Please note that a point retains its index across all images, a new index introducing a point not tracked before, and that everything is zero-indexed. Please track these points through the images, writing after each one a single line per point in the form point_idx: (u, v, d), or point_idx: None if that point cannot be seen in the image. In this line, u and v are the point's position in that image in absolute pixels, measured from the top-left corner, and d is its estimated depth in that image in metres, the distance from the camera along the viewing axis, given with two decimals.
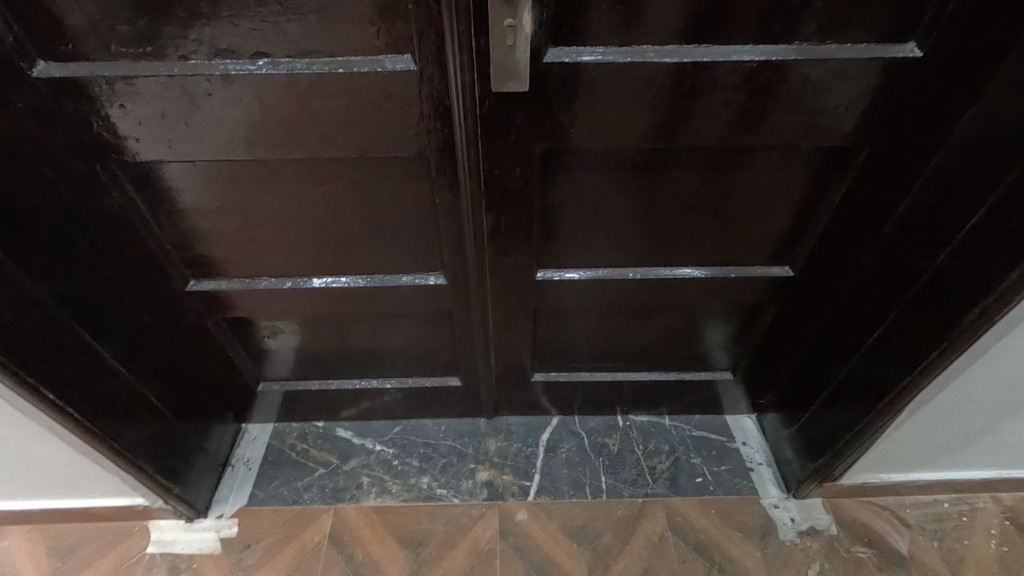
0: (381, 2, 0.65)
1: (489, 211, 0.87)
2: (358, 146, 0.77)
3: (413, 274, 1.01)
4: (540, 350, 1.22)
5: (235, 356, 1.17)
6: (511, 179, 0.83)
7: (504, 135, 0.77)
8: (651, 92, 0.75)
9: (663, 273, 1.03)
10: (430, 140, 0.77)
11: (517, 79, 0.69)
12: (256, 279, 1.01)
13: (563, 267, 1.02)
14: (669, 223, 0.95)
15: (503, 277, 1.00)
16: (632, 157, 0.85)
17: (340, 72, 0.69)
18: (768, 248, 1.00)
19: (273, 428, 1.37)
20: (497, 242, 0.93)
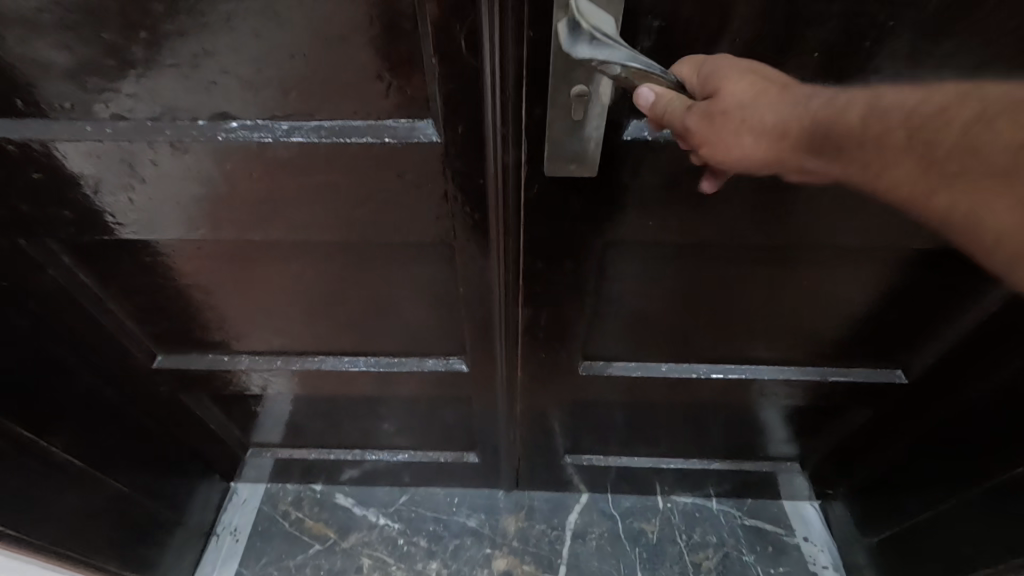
0: (392, 51, 0.45)
1: (527, 305, 0.69)
2: (359, 230, 0.58)
3: (428, 359, 0.82)
4: (575, 436, 1.02)
5: (218, 425, 1.01)
6: (559, 272, 0.64)
7: (555, 221, 0.58)
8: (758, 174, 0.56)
9: (737, 372, 0.85)
10: (455, 226, 0.58)
11: (581, 164, 0.50)
12: (237, 357, 0.83)
13: (614, 359, 0.83)
14: (754, 319, 0.77)
15: (538, 368, 0.81)
16: (719, 248, 0.66)
17: (334, 142, 0.50)
18: (872, 350, 0.82)
19: (265, 489, 1.21)
20: (535, 335, 0.74)
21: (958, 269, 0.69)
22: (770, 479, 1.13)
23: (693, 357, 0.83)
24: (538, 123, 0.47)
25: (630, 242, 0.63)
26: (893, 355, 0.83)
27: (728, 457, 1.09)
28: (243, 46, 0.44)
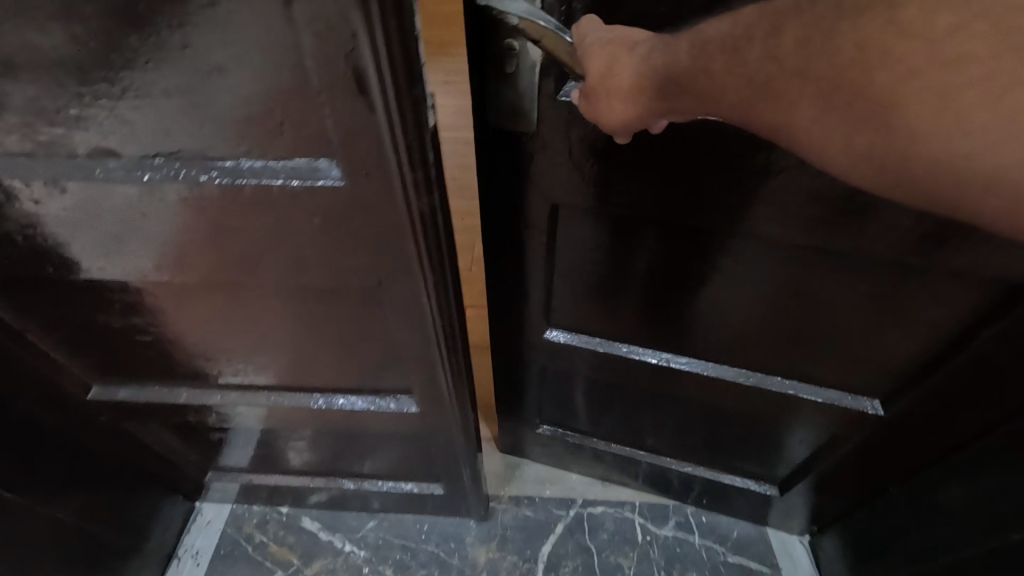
0: (278, 87, 0.39)
1: (494, 252, 0.84)
2: (275, 271, 0.54)
3: (375, 398, 0.77)
4: (547, 403, 1.09)
5: (172, 451, 0.98)
6: (516, 221, 0.79)
7: (507, 175, 0.74)
8: (674, 158, 0.65)
9: (696, 369, 0.89)
10: (377, 270, 0.53)
11: (519, 119, 0.66)
12: (173, 391, 0.79)
13: (575, 330, 0.92)
14: (704, 310, 0.81)
15: (507, 322, 0.94)
16: (656, 229, 0.74)
17: (232, 185, 0.45)
18: (846, 372, 0.81)
19: (230, 510, 1.18)
20: (502, 285, 0.88)
21: (925, 292, 0.67)
22: (747, 500, 1.10)
23: (652, 341, 0.89)
24: (485, 78, 0.64)
25: (574, 207, 0.75)
26: (873, 386, 0.81)
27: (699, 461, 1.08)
28: (116, 82, 0.40)
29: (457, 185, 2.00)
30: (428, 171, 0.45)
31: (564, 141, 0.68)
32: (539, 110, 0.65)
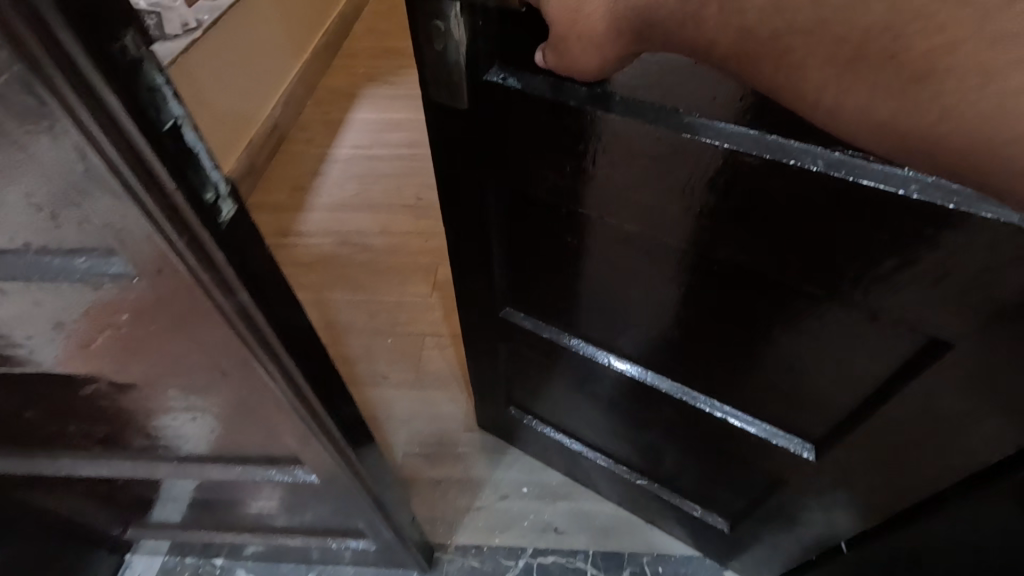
0: (37, 186, 0.37)
1: (450, 228, 0.88)
2: (115, 350, 0.52)
3: (277, 469, 0.71)
4: (524, 389, 1.14)
5: (81, 510, 0.92)
6: (464, 201, 0.82)
7: (447, 158, 0.77)
8: (590, 158, 0.66)
9: (635, 368, 0.91)
10: (210, 350, 0.51)
11: (455, 97, 0.66)
12: (46, 465, 0.71)
13: (530, 312, 0.96)
14: (636, 308, 0.83)
15: (471, 295, 0.99)
16: (585, 224, 0.76)
17: (32, 283, 0.44)
18: (781, 408, 0.79)
19: (161, 562, 1.11)
20: (460, 259, 0.92)
21: (842, 332, 0.65)
22: (697, 527, 1.11)
23: (597, 339, 0.92)
24: (423, 52, 0.62)
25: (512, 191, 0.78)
26: (808, 427, 0.78)
27: (655, 476, 1.10)
28: None
29: (424, 207, 1.95)
30: (224, 273, 0.44)
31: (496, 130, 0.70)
32: (471, 95, 0.66)
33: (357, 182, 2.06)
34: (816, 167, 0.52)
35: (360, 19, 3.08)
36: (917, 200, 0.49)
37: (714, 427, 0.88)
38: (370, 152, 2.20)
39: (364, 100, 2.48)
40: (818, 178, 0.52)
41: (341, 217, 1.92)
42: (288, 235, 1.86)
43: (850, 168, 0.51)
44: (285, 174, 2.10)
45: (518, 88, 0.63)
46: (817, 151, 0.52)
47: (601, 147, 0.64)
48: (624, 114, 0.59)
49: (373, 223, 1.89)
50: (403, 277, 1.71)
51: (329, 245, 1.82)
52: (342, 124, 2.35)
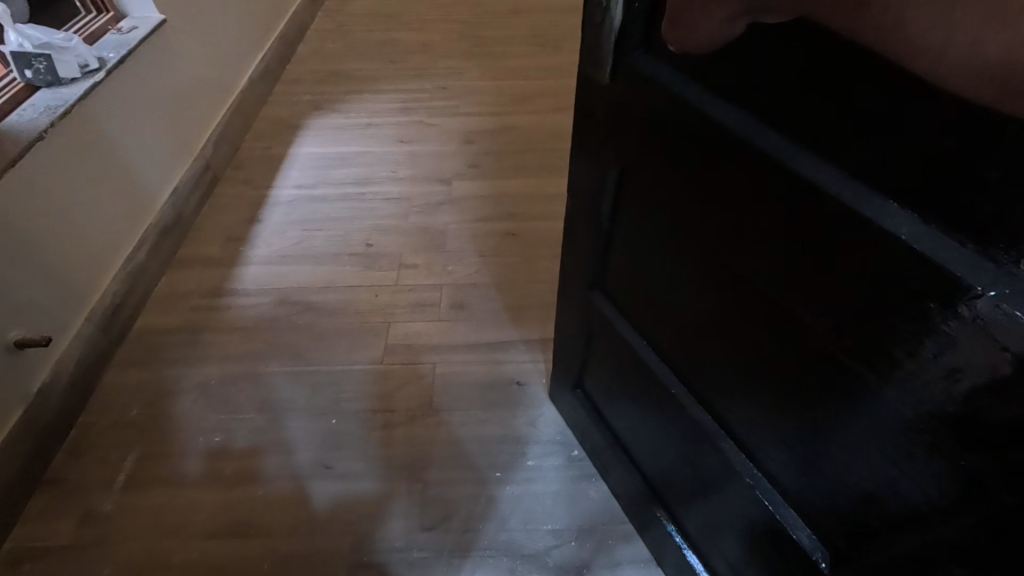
0: None
1: (574, 193, 0.96)
2: None
3: None
4: (596, 374, 1.16)
5: None
6: (588, 170, 0.90)
7: (585, 130, 0.86)
8: (689, 156, 0.66)
9: (686, 395, 0.88)
10: None
11: (598, 68, 0.75)
12: None
13: (615, 305, 0.99)
14: (695, 331, 0.80)
15: (576, 266, 1.06)
16: (675, 230, 0.76)
17: None
18: (808, 494, 0.70)
19: None
20: (575, 226, 1.01)
21: (880, 431, 0.56)
22: None
23: (656, 347, 0.92)
24: (587, 25, 0.73)
25: (628, 177, 0.81)
26: (829, 533, 0.69)
27: (682, 525, 1.04)
28: None
29: (375, 255, 1.78)
30: None
31: (626, 112, 0.75)
32: (613, 72, 0.74)
33: (300, 229, 1.87)
34: (896, 231, 0.46)
35: (303, 40, 2.87)
36: (997, 302, 0.41)
37: (739, 485, 0.82)
38: (314, 192, 2.01)
39: (307, 132, 2.29)
40: (888, 237, 0.47)
41: (282, 270, 1.73)
42: (221, 296, 1.66)
43: (930, 242, 0.44)
44: (219, 221, 1.90)
45: (652, 76, 0.67)
46: (901, 214, 0.46)
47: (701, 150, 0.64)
48: (728, 122, 0.58)
49: (317, 276, 1.71)
50: (351, 340, 1.54)
51: (268, 305, 1.63)
52: (284, 160, 2.16)
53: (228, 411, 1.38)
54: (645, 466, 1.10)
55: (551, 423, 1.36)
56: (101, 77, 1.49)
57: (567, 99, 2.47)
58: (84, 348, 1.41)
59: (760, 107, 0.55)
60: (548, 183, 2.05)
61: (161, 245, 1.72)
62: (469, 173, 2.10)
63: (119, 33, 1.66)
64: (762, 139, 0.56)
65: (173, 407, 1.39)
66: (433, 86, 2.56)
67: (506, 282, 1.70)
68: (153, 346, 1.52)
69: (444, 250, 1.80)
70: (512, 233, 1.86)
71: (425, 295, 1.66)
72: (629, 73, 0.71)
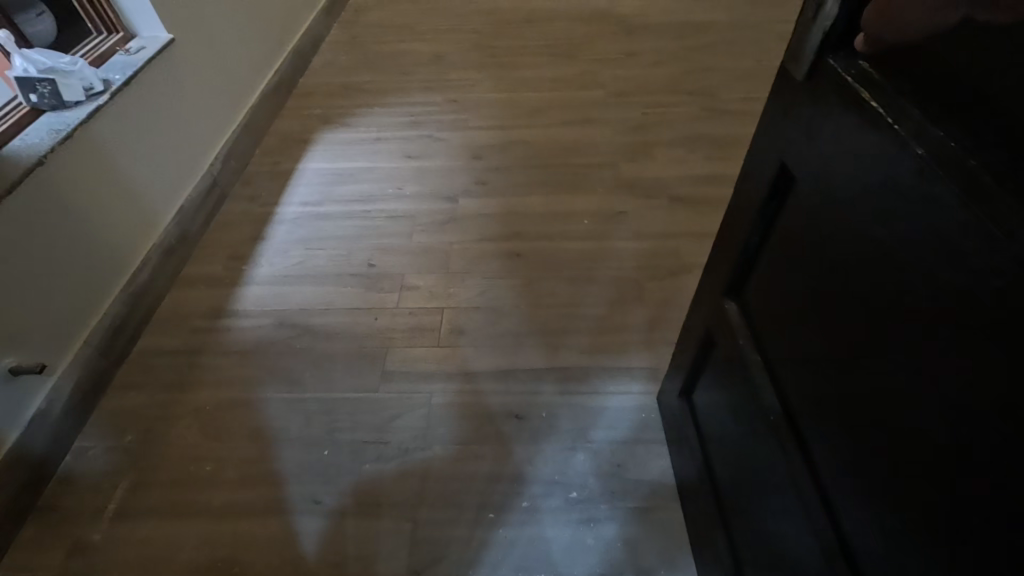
0: None
1: (737, 194, 0.90)
2: None
3: None
4: (712, 399, 1.09)
5: None
6: (758, 171, 0.82)
7: (764, 128, 0.80)
8: (857, 167, 0.60)
9: (782, 424, 0.81)
10: None
11: (797, 64, 0.68)
12: None
13: (744, 315, 0.93)
14: (814, 363, 0.73)
15: (717, 266, 1.00)
16: (822, 253, 0.68)
17: None
18: (871, 553, 0.64)
19: None
20: (728, 225, 0.94)
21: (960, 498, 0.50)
22: None
23: (765, 368, 0.86)
24: (803, 14, 0.66)
25: (796, 189, 0.73)
26: None
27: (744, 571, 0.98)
28: None
29: (376, 276, 1.75)
30: None
31: (807, 115, 0.68)
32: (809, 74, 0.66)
33: (303, 247, 1.85)
34: None
35: (317, 52, 2.87)
36: None
37: (803, 526, 0.77)
38: (319, 210, 1.99)
39: (318, 146, 2.28)
40: None
41: (284, 291, 1.71)
42: (222, 317, 1.65)
43: None
44: (225, 240, 1.89)
45: (850, 78, 0.60)
46: None
47: (878, 168, 0.57)
48: (912, 136, 0.52)
49: (318, 297, 1.69)
50: (348, 366, 1.51)
51: (267, 328, 1.61)
52: (292, 175, 2.15)
53: (220, 439, 1.36)
54: (725, 492, 1.05)
55: (550, 461, 1.30)
56: (104, 100, 1.49)
57: (579, 112, 2.41)
58: (81, 372, 1.41)
59: (973, 132, 0.47)
60: (556, 201, 1.98)
61: (165, 265, 1.72)
62: (476, 189, 2.05)
63: (126, 53, 1.67)
64: (949, 159, 0.48)
65: (166, 433, 1.38)
66: (443, 99, 2.52)
67: (508, 307, 1.64)
68: (152, 369, 1.51)
69: (446, 271, 1.76)
70: (517, 254, 1.80)
71: (425, 320, 1.61)
72: (828, 77, 0.63)
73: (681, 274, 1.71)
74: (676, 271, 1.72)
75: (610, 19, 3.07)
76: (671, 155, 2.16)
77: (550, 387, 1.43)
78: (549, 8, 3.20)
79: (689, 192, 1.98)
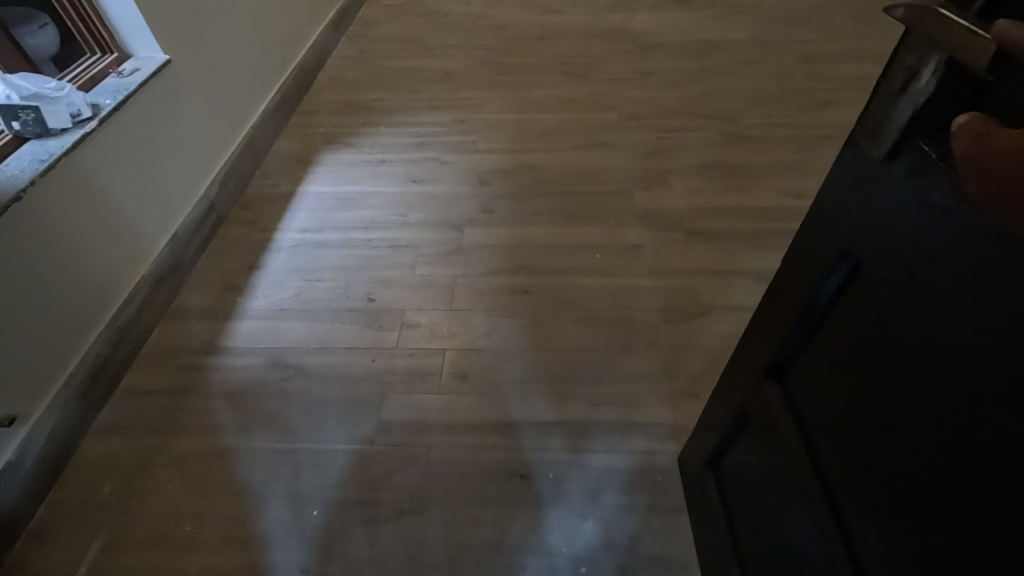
0: None
1: (784, 266, 0.77)
2: None
3: None
4: (747, 481, 0.98)
5: None
6: (815, 248, 0.69)
7: (824, 201, 0.66)
8: (970, 284, 0.47)
9: (834, 547, 0.70)
10: None
11: (875, 140, 0.54)
12: None
13: (788, 405, 0.80)
14: (881, 495, 0.61)
15: (757, 341, 0.87)
16: (903, 373, 0.56)
17: None
18: None
19: None
20: (773, 299, 0.81)
21: None
22: None
23: (816, 475, 0.73)
24: (883, 84, 0.52)
25: (865, 284, 0.61)
26: None
27: None
28: None
29: (375, 312, 1.66)
30: None
31: (887, 203, 0.55)
32: (893, 156, 0.53)
33: (300, 279, 1.76)
34: None
35: (323, 68, 2.80)
36: None
37: None
38: (319, 237, 1.90)
39: (319, 168, 2.20)
40: None
41: (278, 327, 1.62)
42: (211, 354, 1.56)
43: None
44: (220, 268, 1.81)
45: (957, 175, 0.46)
46: None
47: (999, 299, 0.44)
48: None
49: (312, 334, 1.60)
50: (343, 413, 1.41)
51: (258, 368, 1.52)
52: (292, 199, 2.06)
53: (203, 494, 1.27)
54: None
55: (556, 531, 1.20)
56: (92, 127, 1.42)
57: (592, 135, 2.31)
58: (58, 418, 1.33)
59: None
60: (567, 232, 1.89)
61: (155, 296, 1.64)
62: (483, 218, 1.96)
63: (119, 75, 1.61)
64: None
65: (146, 485, 1.29)
66: (450, 119, 2.44)
67: (515, 349, 1.54)
68: (135, 411, 1.43)
69: (450, 308, 1.66)
70: (525, 290, 1.70)
71: (424, 363, 1.52)
72: (921, 166, 0.50)
73: (700, 317, 1.60)
74: (694, 313, 1.61)
75: (625, 37, 2.98)
76: (688, 184, 2.05)
77: (558, 443, 1.33)
78: (561, 24, 3.12)
79: (707, 225, 1.88)
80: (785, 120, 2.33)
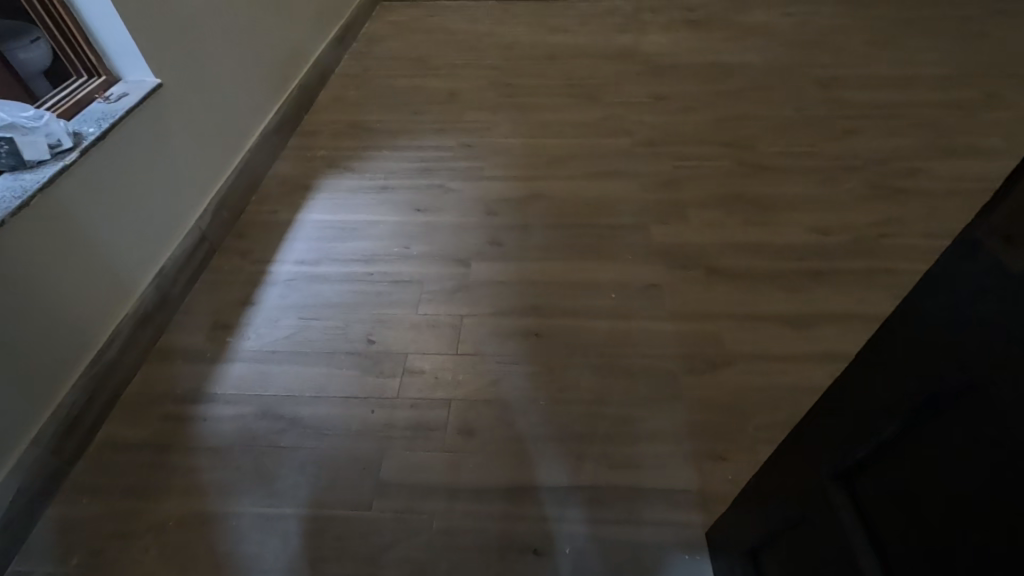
0: None
1: (865, 360, 0.66)
2: None
3: None
4: None
5: None
6: (911, 350, 0.58)
7: (926, 298, 0.56)
8: None
9: None
10: None
11: (1009, 246, 0.46)
12: None
13: (857, 521, 0.67)
14: None
15: (819, 433, 0.75)
16: None
17: None
18: None
19: None
20: (845, 391, 0.70)
21: None
22: None
23: None
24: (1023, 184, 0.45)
25: (979, 408, 0.50)
26: None
27: None
28: None
29: (376, 355, 1.54)
30: None
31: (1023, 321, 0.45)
32: None
33: (296, 316, 1.65)
34: None
35: (325, 86, 2.70)
36: None
37: None
38: (317, 270, 1.79)
39: (319, 194, 2.09)
40: None
41: (271, 372, 1.51)
42: (196, 402, 1.44)
43: None
44: (210, 303, 1.69)
45: None
46: None
47: None
48: None
49: (307, 381, 1.48)
50: (338, 473, 1.29)
51: (248, 418, 1.40)
52: (289, 227, 1.96)
53: (182, 568, 1.15)
54: None
55: None
56: (72, 158, 1.31)
57: (605, 163, 2.21)
58: (23, 478, 1.21)
59: None
60: (580, 269, 1.78)
61: (139, 336, 1.52)
62: (491, 251, 1.85)
63: (106, 101, 1.51)
64: None
65: (118, 557, 1.17)
66: (457, 143, 2.34)
67: (525, 402, 1.42)
68: (111, 468, 1.31)
69: (455, 352, 1.55)
70: (536, 332, 1.59)
71: (426, 416, 1.40)
72: None
73: (725, 366, 1.49)
74: (718, 362, 1.50)
75: (636, 58, 2.89)
76: (706, 217, 1.95)
77: (573, 513, 1.22)
78: (570, 44, 3.04)
79: (728, 263, 1.77)
80: (806, 150, 2.23)
